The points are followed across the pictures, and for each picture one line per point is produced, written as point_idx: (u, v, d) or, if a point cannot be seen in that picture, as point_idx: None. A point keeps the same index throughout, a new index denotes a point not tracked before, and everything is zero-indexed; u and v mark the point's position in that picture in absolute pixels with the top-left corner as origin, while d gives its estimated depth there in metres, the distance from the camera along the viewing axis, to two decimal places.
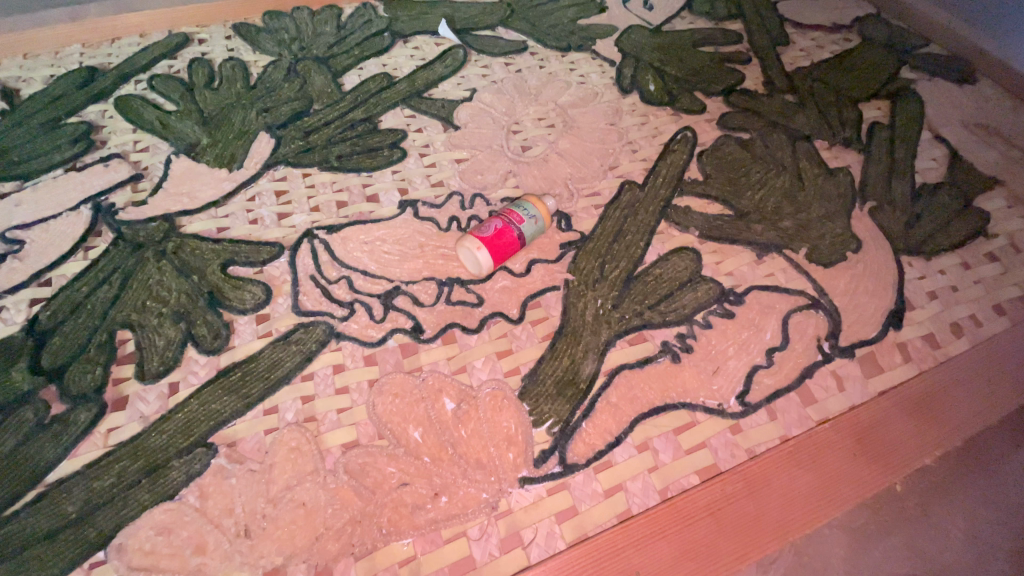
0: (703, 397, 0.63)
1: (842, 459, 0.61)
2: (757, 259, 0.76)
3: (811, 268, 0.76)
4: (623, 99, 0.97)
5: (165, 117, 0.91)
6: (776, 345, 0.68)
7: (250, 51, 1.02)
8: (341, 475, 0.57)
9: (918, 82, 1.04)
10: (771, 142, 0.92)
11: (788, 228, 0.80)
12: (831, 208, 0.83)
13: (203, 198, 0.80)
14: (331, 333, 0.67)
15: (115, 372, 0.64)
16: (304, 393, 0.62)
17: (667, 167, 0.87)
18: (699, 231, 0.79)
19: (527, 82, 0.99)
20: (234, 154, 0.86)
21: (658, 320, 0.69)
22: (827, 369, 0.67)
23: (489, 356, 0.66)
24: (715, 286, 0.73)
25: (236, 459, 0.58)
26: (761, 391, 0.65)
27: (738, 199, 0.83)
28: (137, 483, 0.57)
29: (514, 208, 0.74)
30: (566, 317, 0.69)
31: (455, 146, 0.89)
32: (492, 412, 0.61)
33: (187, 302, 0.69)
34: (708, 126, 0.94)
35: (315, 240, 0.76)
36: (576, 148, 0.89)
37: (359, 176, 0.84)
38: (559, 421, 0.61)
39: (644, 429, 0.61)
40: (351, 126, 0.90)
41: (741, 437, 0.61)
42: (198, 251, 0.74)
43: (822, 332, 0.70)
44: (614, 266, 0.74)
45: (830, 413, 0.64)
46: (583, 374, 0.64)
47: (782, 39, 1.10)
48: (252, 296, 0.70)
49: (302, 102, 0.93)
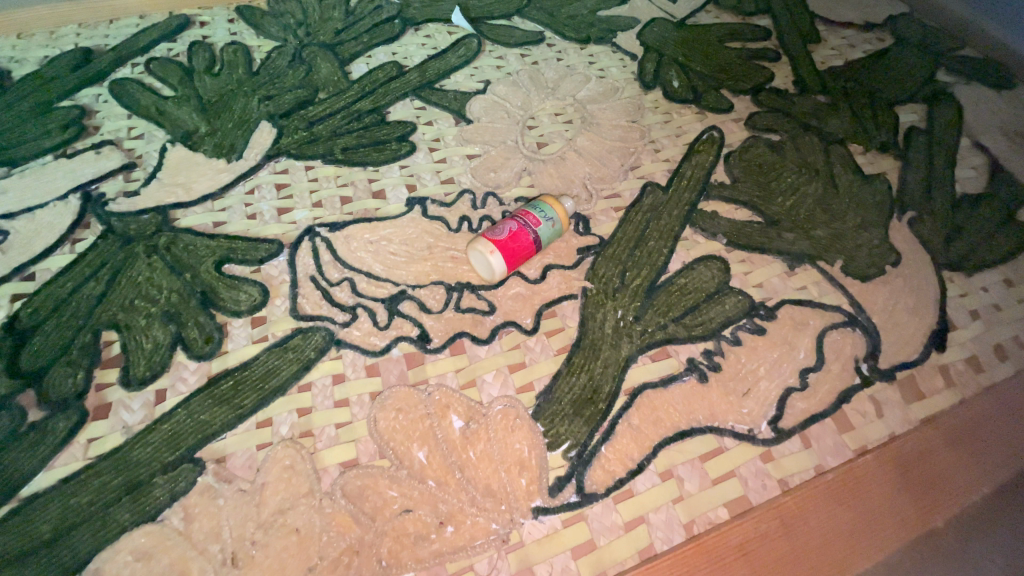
0: (732, 420, 0.59)
1: (884, 494, 0.56)
2: (788, 270, 0.71)
3: (847, 282, 0.71)
4: (645, 95, 0.92)
5: (162, 102, 0.86)
6: (811, 365, 0.63)
7: (253, 36, 0.97)
8: (338, 499, 0.52)
9: (955, 85, 0.98)
10: (803, 144, 0.86)
11: (822, 238, 0.74)
12: (868, 217, 0.78)
13: (198, 190, 0.76)
14: (332, 340, 0.62)
15: (98, 377, 0.60)
16: (300, 405, 0.58)
17: (692, 168, 0.81)
18: (727, 238, 0.74)
19: (543, 75, 0.93)
20: (234, 144, 0.81)
21: (683, 334, 0.64)
22: (865, 394, 0.62)
23: (501, 369, 0.61)
24: (744, 298, 0.68)
25: (225, 478, 0.54)
26: (795, 416, 0.60)
27: (768, 205, 0.78)
28: (117, 502, 0.52)
29: (529, 209, 0.69)
30: (584, 329, 0.64)
31: (467, 141, 0.84)
32: (503, 432, 0.56)
33: (178, 302, 0.65)
34: (735, 127, 0.88)
35: (316, 238, 0.71)
36: (595, 146, 0.84)
37: (365, 170, 0.79)
38: (576, 445, 0.56)
39: (667, 455, 0.56)
40: (358, 117, 0.85)
41: (773, 467, 0.57)
42: (191, 247, 0.70)
43: (860, 352, 0.65)
44: (635, 275, 0.69)
45: (869, 442, 0.59)
46: (603, 393, 0.59)
47: (813, 36, 1.05)
48: (248, 298, 0.65)
49: (307, 91, 0.88)
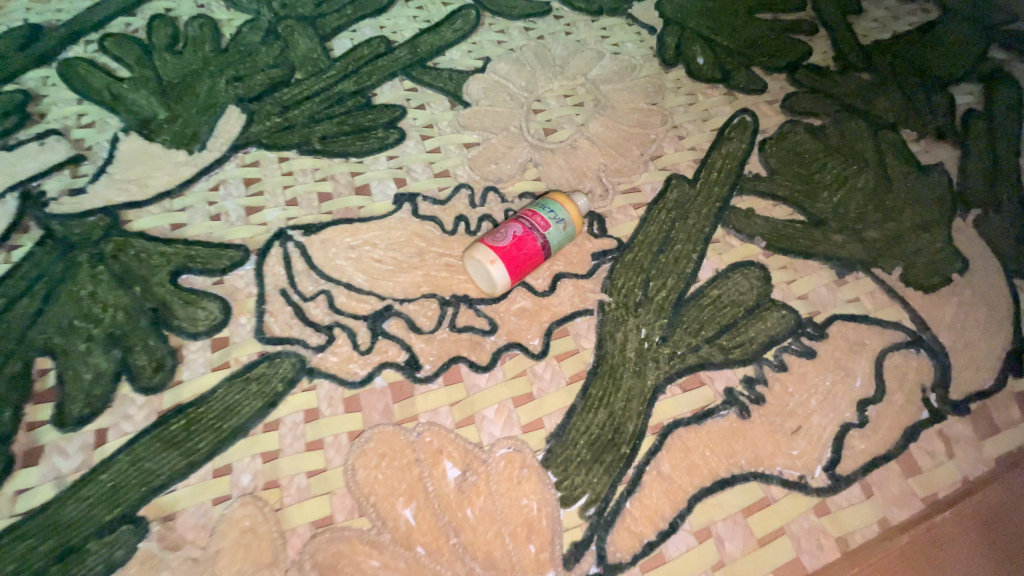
0: (779, 464, 0.49)
1: (964, 560, 0.47)
2: (836, 278, 0.61)
3: (906, 293, 0.60)
4: (666, 73, 0.80)
5: (116, 85, 0.75)
6: (869, 396, 0.53)
7: (223, 8, 0.85)
8: (309, 571, 0.44)
9: (1016, 62, 0.86)
10: (848, 129, 0.75)
11: (875, 240, 0.64)
12: (927, 215, 0.67)
13: (153, 186, 0.66)
14: (303, 368, 0.53)
15: (29, 415, 0.50)
16: (265, 448, 0.48)
17: (723, 157, 0.71)
18: (766, 241, 0.63)
19: (550, 51, 0.82)
20: (197, 133, 0.71)
21: (719, 358, 0.55)
22: (933, 430, 0.53)
23: (504, 402, 0.51)
24: (788, 314, 0.58)
25: (172, 543, 0.45)
26: (853, 459, 0.50)
27: (812, 201, 0.67)
28: (45, 572, 0.44)
29: (536, 208, 0.59)
30: (601, 352, 0.54)
31: (463, 127, 0.73)
32: (507, 484, 0.47)
33: (125, 322, 0.55)
34: (770, 110, 0.77)
35: (288, 243, 0.61)
36: (610, 133, 0.73)
37: (347, 162, 0.69)
38: (596, 500, 0.47)
39: (705, 510, 0.47)
40: (339, 101, 0.74)
41: (829, 522, 0.47)
42: (143, 255, 0.60)
43: (925, 379, 0.55)
44: (660, 285, 0.59)
45: (941, 490, 0.50)
46: (626, 433, 0.50)
47: (854, 5, 0.92)
48: (207, 317, 0.56)
49: (282, 70, 0.77)
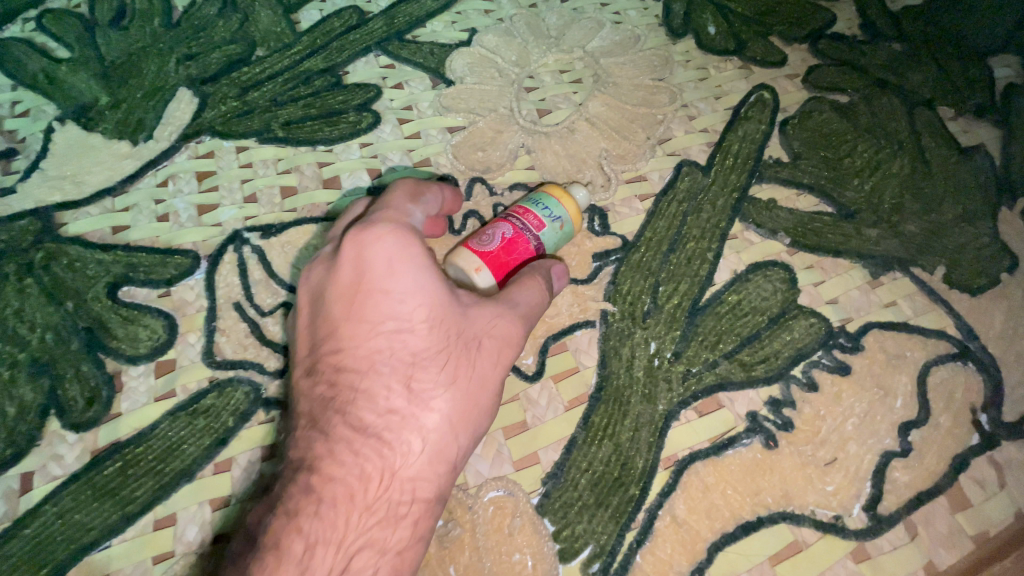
0: (811, 503, 0.43)
1: None
2: (871, 280, 0.54)
3: (951, 296, 0.53)
4: (675, 45, 0.71)
5: (52, 67, 0.66)
6: (912, 419, 0.47)
7: None
8: None
9: None
10: (881, 106, 0.66)
11: (914, 235, 0.56)
12: (972, 204, 0.59)
13: (91, 184, 0.57)
14: (257, 400, 0.47)
15: None
16: (215, 493, 0.44)
17: (739, 140, 0.62)
18: (791, 237, 0.56)
19: (544, 20, 0.72)
20: (143, 120, 0.62)
21: (741, 377, 0.48)
22: (988, 458, 0.46)
23: (493, 434, 0.44)
24: (818, 323, 0.51)
25: None
26: (894, 494, 0.44)
27: (842, 190, 0.59)
28: None
29: (529, 204, 0.51)
30: (605, 372, 0.47)
31: (447, 109, 0.64)
32: (495, 537, 0.42)
33: (56, 345, 0.48)
34: (791, 84, 0.68)
35: (245, 248, 0.54)
36: (613, 114, 0.65)
37: (314, 151, 0.61)
38: (601, 553, 0.41)
39: (727, 562, 0.41)
40: (306, 80, 0.66)
41: (868, 569, 0.42)
42: (77, 265, 0.52)
43: (975, 397, 0.48)
44: (672, 291, 0.52)
45: (996, 528, 0.43)
46: (634, 471, 0.44)
47: None
48: (150, 337, 0.49)
49: (240, 46, 0.68)
